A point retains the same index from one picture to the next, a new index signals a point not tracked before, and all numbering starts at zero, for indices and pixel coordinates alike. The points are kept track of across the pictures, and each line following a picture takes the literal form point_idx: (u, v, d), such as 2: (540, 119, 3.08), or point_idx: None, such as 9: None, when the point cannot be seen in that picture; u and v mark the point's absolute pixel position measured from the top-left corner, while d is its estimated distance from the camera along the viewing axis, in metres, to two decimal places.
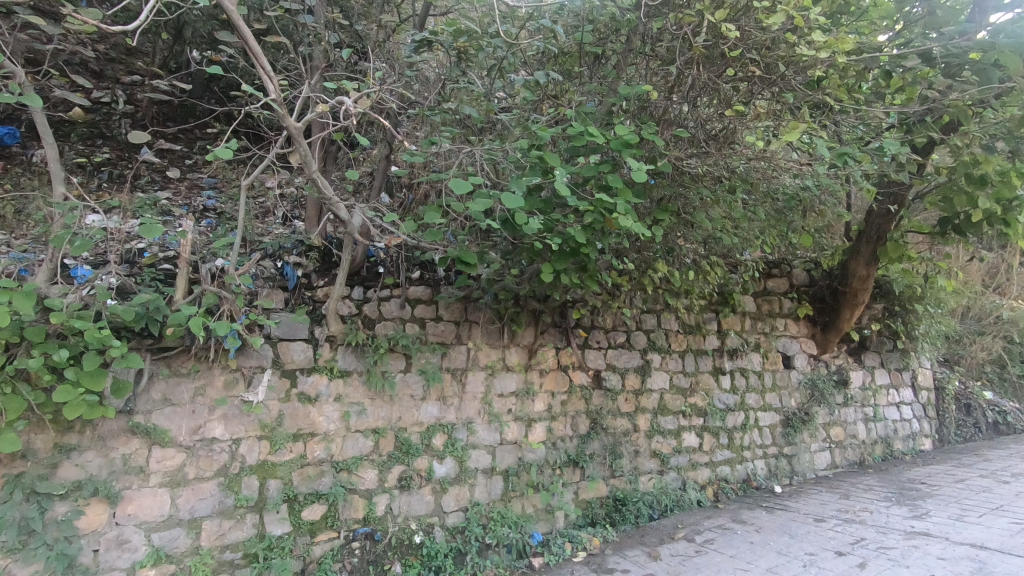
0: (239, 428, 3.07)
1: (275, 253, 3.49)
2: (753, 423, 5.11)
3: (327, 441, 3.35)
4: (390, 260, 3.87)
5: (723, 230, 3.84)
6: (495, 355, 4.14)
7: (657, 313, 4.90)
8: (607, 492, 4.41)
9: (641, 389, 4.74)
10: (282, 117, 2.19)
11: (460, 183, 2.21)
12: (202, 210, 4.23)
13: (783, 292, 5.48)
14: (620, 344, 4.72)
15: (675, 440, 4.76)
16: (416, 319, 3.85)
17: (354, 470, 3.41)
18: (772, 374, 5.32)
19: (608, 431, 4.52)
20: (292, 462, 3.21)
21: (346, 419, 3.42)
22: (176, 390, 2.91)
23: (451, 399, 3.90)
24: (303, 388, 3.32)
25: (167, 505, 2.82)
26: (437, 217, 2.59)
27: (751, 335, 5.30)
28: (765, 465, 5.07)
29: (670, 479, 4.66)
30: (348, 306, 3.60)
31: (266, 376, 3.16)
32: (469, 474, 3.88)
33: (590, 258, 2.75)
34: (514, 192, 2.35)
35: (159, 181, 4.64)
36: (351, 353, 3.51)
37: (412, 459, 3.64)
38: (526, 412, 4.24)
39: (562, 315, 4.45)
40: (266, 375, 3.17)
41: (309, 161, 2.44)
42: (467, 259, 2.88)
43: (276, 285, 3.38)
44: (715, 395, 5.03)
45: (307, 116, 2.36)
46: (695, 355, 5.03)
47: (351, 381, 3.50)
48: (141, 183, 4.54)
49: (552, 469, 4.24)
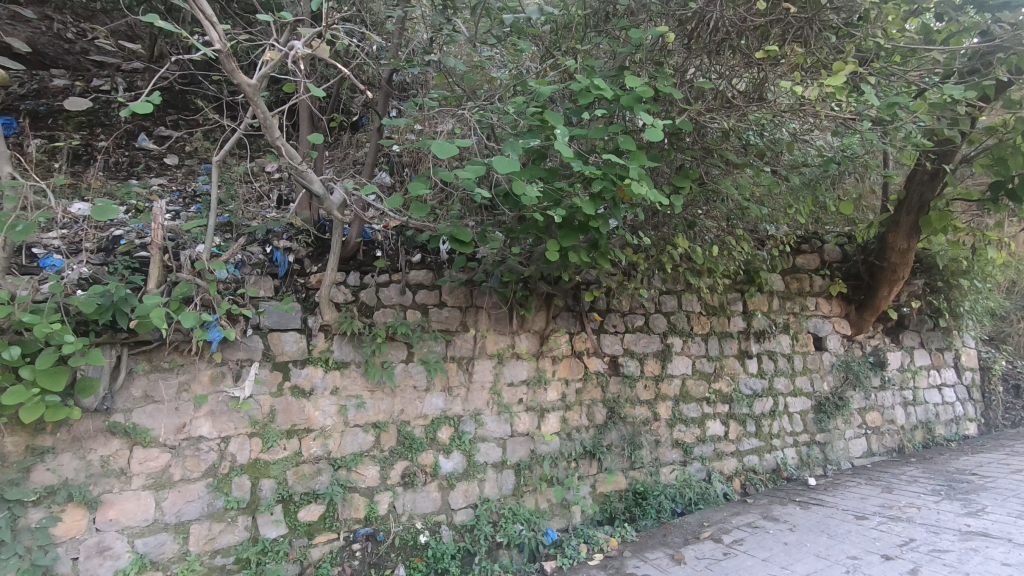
0: (228, 426, 2.88)
1: (263, 238, 3.24)
2: (782, 409, 4.79)
3: (324, 437, 3.14)
4: (387, 243, 3.64)
5: (750, 201, 3.51)
6: (504, 342, 3.89)
7: (678, 293, 4.59)
8: (627, 485, 4.15)
9: (661, 375, 4.46)
10: (231, 71, 1.93)
11: (444, 148, 1.93)
12: (194, 196, 4.00)
13: (814, 269, 5.13)
14: (638, 328, 4.43)
15: (698, 428, 4.48)
16: (417, 305, 3.61)
17: (354, 468, 3.20)
18: (802, 357, 4.98)
19: (627, 421, 4.25)
20: (286, 460, 3.01)
21: (343, 413, 3.21)
22: (158, 386, 2.71)
23: (457, 389, 3.66)
24: (296, 381, 3.12)
25: (152, 509, 2.65)
26: (424, 189, 2.33)
27: (779, 316, 4.96)
28: (797, 454, 4.75)
29: (694, 471, 4.37)
30: (343, 293, 3.37)
31: (255, 369, 2.95)
32: (478, 469, 3.65)
33: (602, 233, 2.45)
34: (509, 157, 2.06)
35: (156, 169, 4.35)
36: (347, 343, 3.29)
37: (416, 454, 3.42)
38: (538, 402, 3.99)
39: (575, 298, 4.17)
40: (255, 368, 2.96)
41: (272, 127, 2.18)
42: (461, 237, 2.63)
43: (265, 271, 3.15)
44: (741, 380, 4.72)
45: (262, 70, 2.09)
46: (719, 338, 4.72)
47: (349, 373, 3.28)
48: (137, 171, 4.24)
49: (567, 462, 4.00)
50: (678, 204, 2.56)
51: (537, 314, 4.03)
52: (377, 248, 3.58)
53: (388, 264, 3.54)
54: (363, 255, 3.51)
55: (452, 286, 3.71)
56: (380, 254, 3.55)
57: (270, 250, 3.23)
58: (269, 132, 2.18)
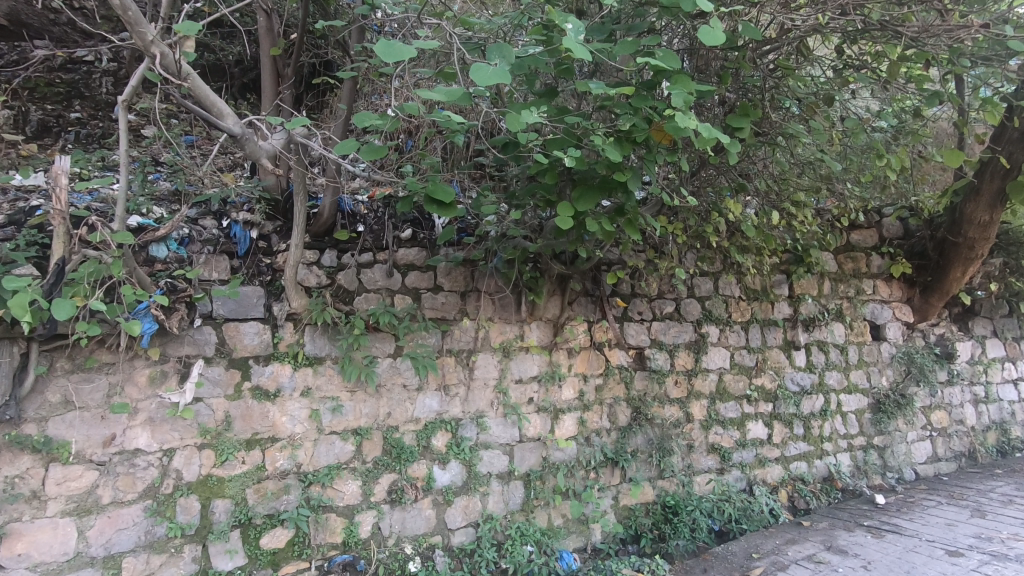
0: (171, 436, 2.38)
1: (221, 211, 2.68)
2: (835, 408, 4.16)
3: (292, 447, 2.63)
4: (372, 216, 3.07)
5: (811, 159, 2.86)
6: (511, 332, 3.33)
7: (715, 276, 3.96)
8: (654, 497, 3.58)
9: (694, 370, 3.86)
10: None
11: (393, 50, 1.44)
12: None
13: (870, 248, 4.45)
14: (668, 316, 3.83)
15: (737, 431, 3.88)
16: (407, 290, 3.07)
17: (329, 484, 2.69)
18: (857, 348, 4.33)
19: (654, 423, 3.67)
20: (245, 476, 2.50)
21: (316, 419, 2.70)
22: (80, 389, 2.21)
23: (455, 389, 3.12)
24: (258, 381, 2.60)
25: (73, 539, 2.18)
26: (374, 119, 1.86)
27: (831, 301, 4.31)
28: (852, 460, 4.11)
29: (733, 480, 3.78)
30: (317, 276, 2.82)
31: (201, 366, 2.44)
32: (480, 481, 3.12)
33: (631, 190, 1.85)
34: (494, 65, 1.51)
35: None
36: (321, 334, 2.76)
37: (406, 466, 2.90)
38: (551, 402, 3.43)
39: (594, 281, 3.58)
40: (201, 365, 2.44)
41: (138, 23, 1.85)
42: (438, 197, 2.09)
43: (221, 250, 2.61)
44: (787, 375, 4.09)
45: None
46: (761, 327, 4.09)
47: (323, 370, 2.75)
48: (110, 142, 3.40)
49: (584, 472, 3.45)
50: (735, 154, 1.92)
51: (550, 300, 3.46)
52: (360, 223, 3.02)
53: (372, 241, 3.00)
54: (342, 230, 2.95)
55: (448, 267, 3.16)
56: (361, 230, 2.98)
57: (228, 225, 2.68)
58: (135, 32, 1.85)
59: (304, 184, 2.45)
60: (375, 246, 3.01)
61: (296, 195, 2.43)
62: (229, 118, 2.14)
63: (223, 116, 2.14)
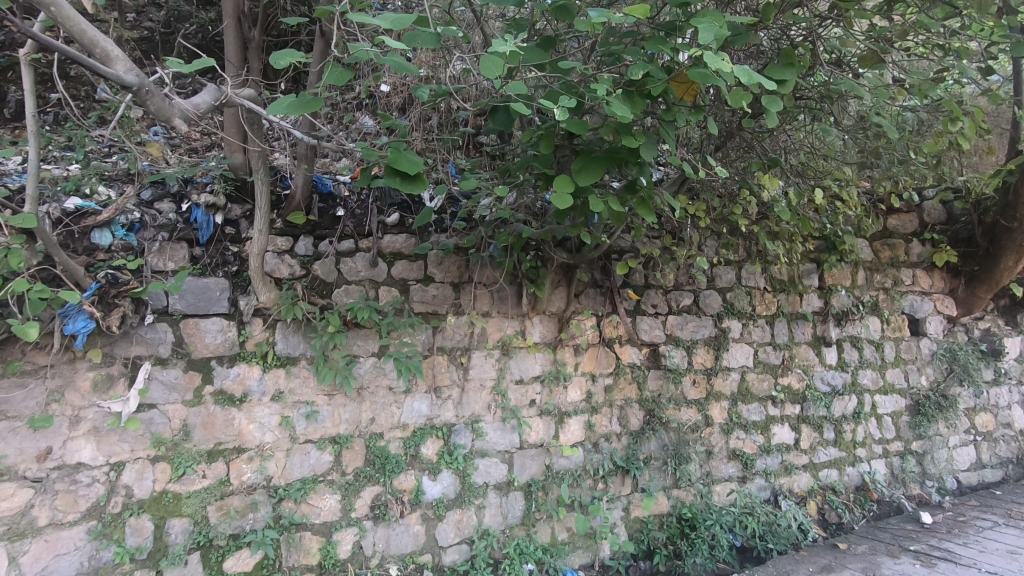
0: (120, 448, 2.10)
1: (180, 193, 2.37)
2: (869, 410, 3.78)
3: (261, 458, 2.35)
4: (354, 199, 2.75)
5: (857, 130, 2.48)
6: (510, 328, 3.01)
7: (738, 265, 3.60)
8: (668, 508, 3.27)
9: (714, 369, 3.51)
10: None
11: None
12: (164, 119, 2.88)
13: (910, 234, 4.04)
14: (686, 309, 3.49)
15: (761, 436, 3.53)
16: (394, 282, 2.76)
17: (303, 499, 2.40)
18: (894, 344, 3.94)
19: (670, 427, 3.34)
20: (205, 493, 2.22)
21: (288, 427, 2.41)
22: (11, 396, 1.95)
23: (447, 391, 2.82)
24: (222, 384, 2.32)
25: (4, 566, 1.92)
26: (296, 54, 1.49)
27: (866, 292, 3.92)
28: (888, 467, 3.75)
29: (756, 490, 3.44)
30: (290, 266, 2.52)
31: (148, 367, 2.15)
32: (475, 493, 2.82)
33: (645, 159, 1.51)
34: None
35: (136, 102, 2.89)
36: (295, 331, 2.46)
37: (391, 478, 2.61)
38: (555, 405, 3.12)
39: (604, 271, 3.25)
40: (149, 365, 2.16)
41: None
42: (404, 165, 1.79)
43: (179, 237, 2.31)
44: (816, 374, 3.73)
45: None
46: (788, 321, 3.73)
47: (297, 372, 2.46)
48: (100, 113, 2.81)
49: (591, 482, 3.13)
50: (773, 116, 1.56)
51: (555, 292, 3.13)
52: (341, 207, 2.71)
53: (353, 227, 2.69)
54: (320, 215, 2.65)
55: (439, 256, 2.84)
56: (342, 214, 2.67)
57: (189, 208, 2.37)
58: None
59: (265, 166, 2.18)
60: (357, 232, 2.70)
61: (257, 179, 2.17)
62: (119, 64, 1.57)
63: (111, 61, 1.57)
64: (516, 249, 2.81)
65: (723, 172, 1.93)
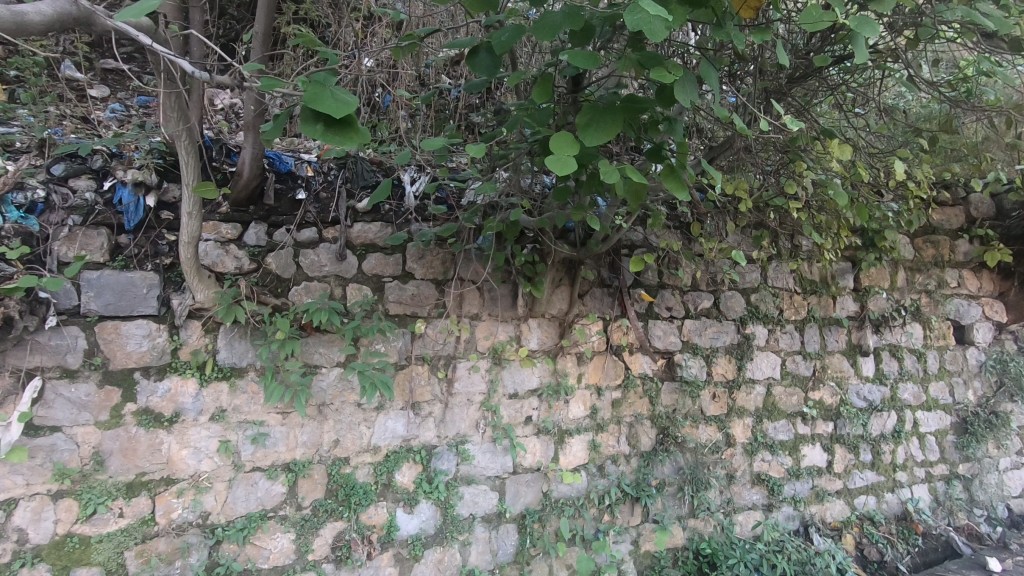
0: (12, 483, 1.71)
1: (103, 168, 1.94)
2: (910, 428, 3.35)
3: (195, 491, 1.93)
4: (321, 180, 2.33)
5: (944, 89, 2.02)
6: (504, 334, 2.60)
7: (763, 263, 3.19)
8: (684, 541, 2.85)
9: (736, 381, 3.10)
10: None
11: None
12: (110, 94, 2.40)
13: (955, 231, 3.60)
14: (705, 313, 3.08)
15: (789, 458, 3.11)
16: (366, 278, 2.35)
17: (246, 541, 1.99)
18: (939, 353, 3.50)
19: (686, 448, 2.93)
20: (122, 536, 1.82)
21: (231, 453, 2.00)
22: None
23: (427, 407, 2.41)
24: (148, 402, 1.90)
25: None
26: None
27: (906, 295, 3.48)
28: (931, 493, 3.31)
29: (783, 520, 3.02)
30: (236, 257, 2.10)
31: (38, 381, 1.74)
32: (459, 527, 2.40)
33: (682, 102, 1.15)
34: None
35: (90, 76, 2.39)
36: (240, 336, 2.04)
37: (358, 513, 2.19)
38: (555, 422, 2.70)
39: (612, 268, 2.84)
40: (38, 380, 1.75)
41: None
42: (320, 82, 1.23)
43: (96, 221, 1.90)
44: (851, 388, 3.30)
45: None
46: (819, 327, 3.31)
47: (244, 386, 2.04)
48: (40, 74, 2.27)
49: (595, 513, 2.71)
50: (864, 47, 1.28)
51: (556, 292, 2.71)
52: (302, 188, 2.28)
53: (316, 213, 2.28)
54: (276, 197, 2.22)
55: (420, 248, 2.43)
56: (303, 198, 2.25)
57: (112, 187, 1.94)
58: None
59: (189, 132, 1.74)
60: (321, 219, 2.28)
61: (180, 148, 1.73)
62: None
63: None
64: (510, 241, 2.39)
65: (791, 122, 1.60)
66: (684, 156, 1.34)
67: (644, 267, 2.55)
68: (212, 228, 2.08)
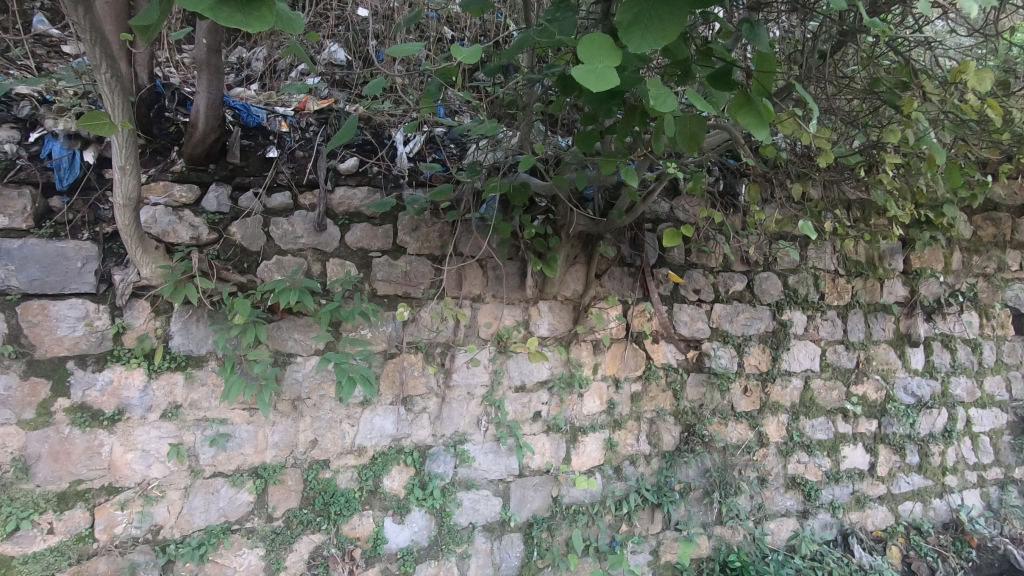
0: None
1: (30, 117, 1.63)
2: (963, 427, 3.00)
3: (143, 502, 1.64)
4: (296, 136, 1.99)
5: None
6: (510, 318, 2.28)
7: (803, 241, 2.83)
8: (709, 551, 2.55)
9: (770, 373, 2.76)
10: None
11: None
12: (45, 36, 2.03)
13: (1019, 208, 3.19)
14: (737, 297, 2.75)
15: (828, 459, 2.79)
16: (350, 253, 2.02)
17: (205, 559, 1.70)
18: (996, 344, 3.14)
19: (714, 448, 2.61)
20: (52, 556, 1.53)
21: (187, 457, 1.70)
22: None
23: (421, 402, 2.10)
24: (84, 397, 1.60)
25: None
26: None
27: (962, 279, 3.10)
28: (983, 499, 2.99)
29: (819, 529, 2.71)
30: (191, 225, 1.77)
31: None
32: (457, 539, 2.10)
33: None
34: None
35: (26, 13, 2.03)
36: (197, 319, 1.72)
37: (339, 524, 1.90)
38: (567, 419, 2.39)
39: (633, 245, 2.52)
40: None
41: None
42: None
43: (19, 179, 1.57)
44: (899, 382, 2.95)
45: None
46: (864, 313, 2.96)
47: (203, 377, 1.73)
48: None
49: (611, 521, 2.41)
50: None
51: (570, 271, 2.38)
52: (275, 146, 1.95)
53: (290, 174, 1.94)
54: (242, 155, 1.89)
55: (414, 219, 2.11)
56: (274, 155, 1.92)
57: (40, 139, 1.62)
58: None
59: (112, 62, 1.29)
60: (295, 182, 1.94)
61: (101, 83, 1.29)
62: None
63: None
64: (517, 210, 2.05)
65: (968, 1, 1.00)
66: (766, 79, 1.04)
67: (679, 241, 2.13)
68: (162, 190, 1.75)
